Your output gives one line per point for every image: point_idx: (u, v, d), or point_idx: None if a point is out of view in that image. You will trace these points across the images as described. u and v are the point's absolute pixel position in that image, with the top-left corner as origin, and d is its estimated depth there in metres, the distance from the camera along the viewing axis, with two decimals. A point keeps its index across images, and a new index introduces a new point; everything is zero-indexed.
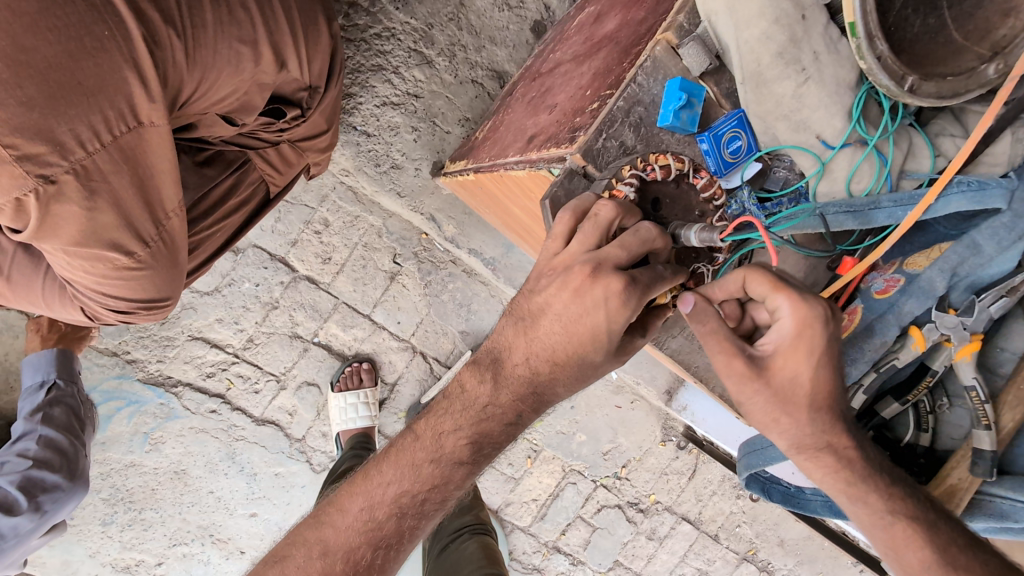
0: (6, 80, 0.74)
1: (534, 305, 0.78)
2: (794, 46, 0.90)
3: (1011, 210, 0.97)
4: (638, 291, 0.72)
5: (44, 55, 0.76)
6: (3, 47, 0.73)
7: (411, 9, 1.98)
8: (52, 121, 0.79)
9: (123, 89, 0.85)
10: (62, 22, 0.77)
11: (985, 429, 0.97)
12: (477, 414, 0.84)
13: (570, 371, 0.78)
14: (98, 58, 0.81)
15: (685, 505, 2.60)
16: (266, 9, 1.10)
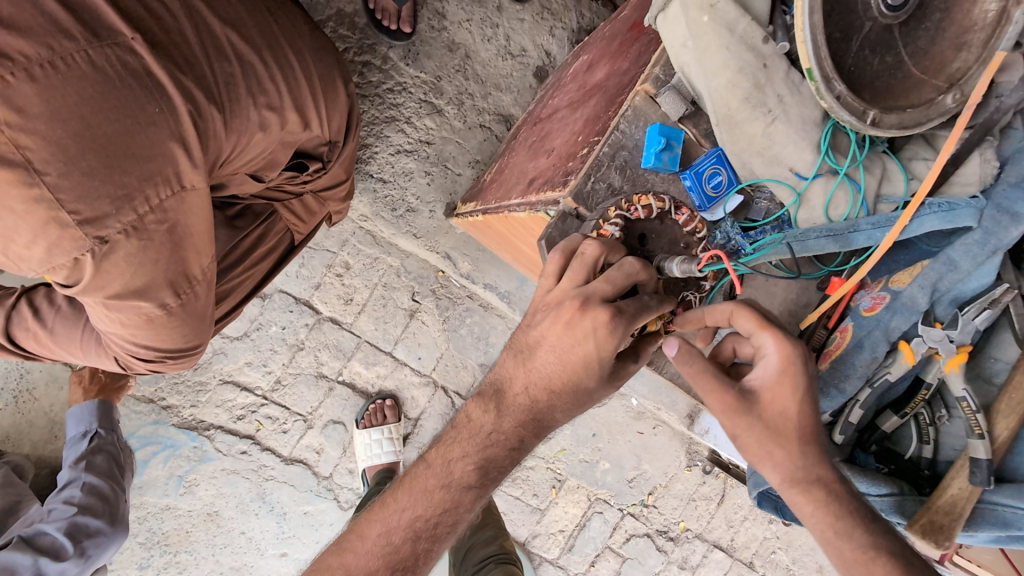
0: (70, 154, 0.84)
1: (531, 338, 0.86)
2: (759, 91, 0.99)
3: (982, 227, 1.03)
4: (625, 320, 0.79)
5: (104, 130, 0.87)
6: (71, 125, 0.84)
7: (421, 64, 2.16)
8: (109, 187, 0.90)
9: (170, 158, 0.96)
10: (120, 102, 0.88)
11: (980, 439, 1.01)
12: (483, 441, 0.90)
13: (566, 397, 0.85)
14: (149, 132, 0.92)
15: (716, 531, 2.58)
16: (291, 78, 1.23)
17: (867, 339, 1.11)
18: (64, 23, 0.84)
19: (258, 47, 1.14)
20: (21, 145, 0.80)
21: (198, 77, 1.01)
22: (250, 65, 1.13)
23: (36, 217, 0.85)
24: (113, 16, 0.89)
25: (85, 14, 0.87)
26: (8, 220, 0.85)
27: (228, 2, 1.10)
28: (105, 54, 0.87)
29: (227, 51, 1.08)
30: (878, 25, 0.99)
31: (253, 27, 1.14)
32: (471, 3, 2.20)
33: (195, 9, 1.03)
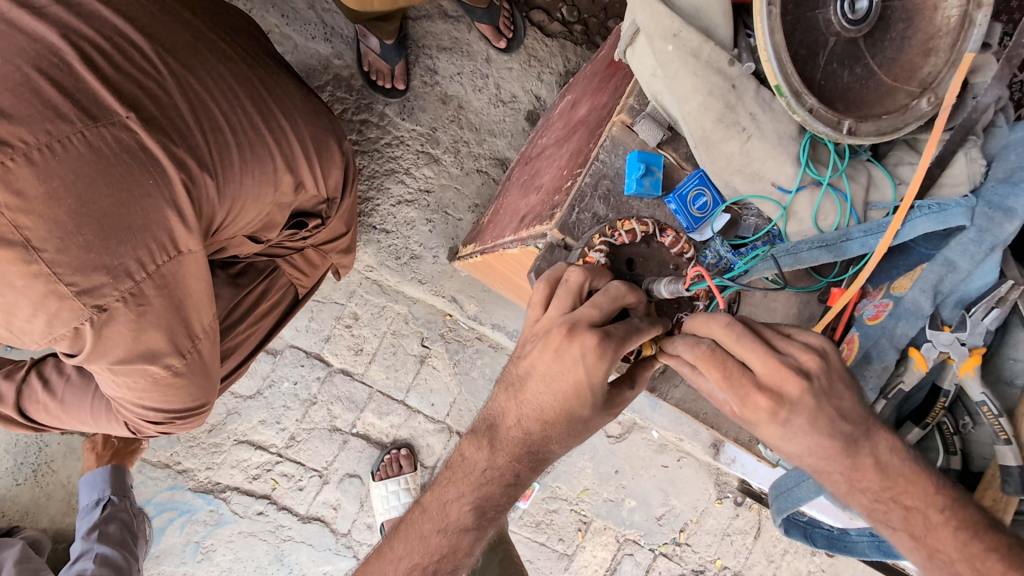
0: (68, 229, 0.89)
1: (521, 369, 0.85)
2: (731, 111, 1.01)
3: (976, 225, 1.02)
4: (613, 343, 0.78)
5: (100, 205, 0.91)
6: (67, 202, 0.88)
7: (416, 117, 2.25)
8: (105, 258, 0.93)
9: (165, 225, 1.00)
10: (114, 177, 0.92)
11: (1007, 444, 0.95)
12: (478, 479, 0.88)
13: (560, 428, 0.83)
14: (144, 202, 0.96)
15: (756, 567, 2.44)
16: (282, 142, 1.28)
17: (875, 349, 1.07)
18: (62, 106, 0.90)
19: (250, 115, 1.20)
20: (20, 225, 0.85)
21: (190, 146, 1.06)
22: (242, 132, 1.18)
23: (36, 290, 0.89)
24: (108, 97, 0.94)
25: (82, 97, 0.93)
26: (11, 295, 0.89)
27: (220, 76, 1.15)
28: (100, 134, 0.92)
29: (219, 121, 1.13)
30: (842, 40, 1.01)
31: (245, 96, 1.20)
32: (461, 57, 2.31)
33: (187, 84, 1.08)
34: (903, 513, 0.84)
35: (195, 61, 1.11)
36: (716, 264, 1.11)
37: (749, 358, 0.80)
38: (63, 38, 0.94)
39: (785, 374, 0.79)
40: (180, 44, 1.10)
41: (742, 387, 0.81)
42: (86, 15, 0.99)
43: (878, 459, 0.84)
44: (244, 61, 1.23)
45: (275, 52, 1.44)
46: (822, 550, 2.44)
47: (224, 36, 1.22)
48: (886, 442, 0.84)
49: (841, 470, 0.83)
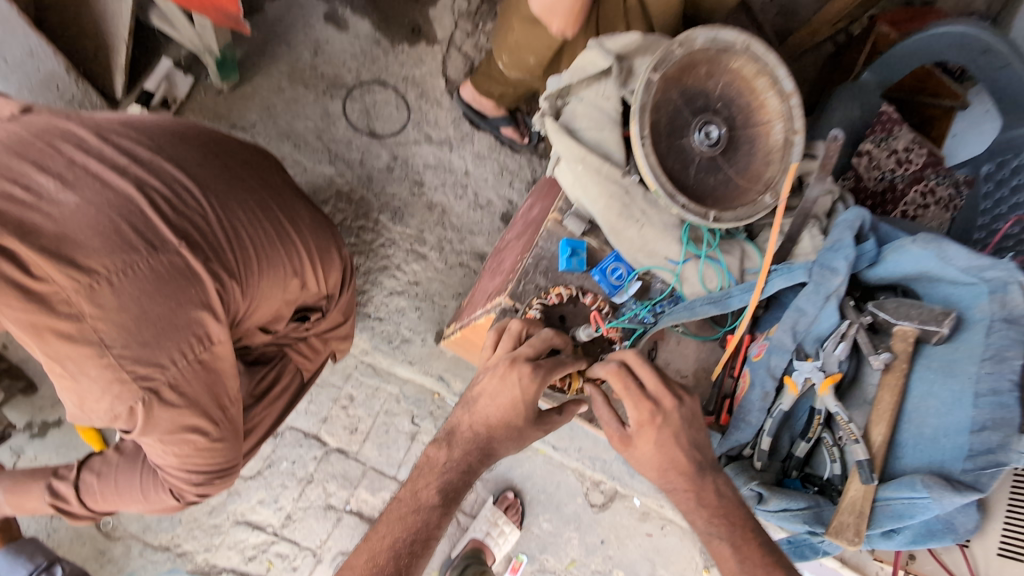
0: (131, 331, 1.23)
1: (472, 392, 1.14)
2: (627, 208, 1.42)
3: (813, 279, 1.38)
4: (542, 370, 1.09)
5: (156, 311, 1.26)
6: (132, 311, 1.23)
7: (406, 222, 2.73)
8: (158, 351, 1.27)
9: (203, 323, 1.33)
10: (167, 290, 1.27)
11: (857, 442, 1.29)
12: (440, 469, 1.11)
13: (502, 430, 1.11)
14: (187, 307, 1.30)
15: None
16: (292, 253, 1.66)
17: (760, 378, 1.39)
18: (135, 240, 1.25)
19: (268, 235, 1.57)
20: (98, 329, 1.20)
21: (223, 262, 1.41)
22: (262, 247, 1.55)
23: (104, 377, 1.23)
24: (167, 232, 1.30)
25: (149, 231, 1.28)
26: (85, 381, 1.24)
27: (247, 206, 1.53)
28: (160, 259, 1.27)
29: (245, 241, 1.50)
30: (704, 157, 1.46)
31: (266, 220, 1.58)
32: (444, 172, 2.83)
33: (223, 216, 1.46)
34: (729, 527, 1.11)
35: (230, 197, 1.50)
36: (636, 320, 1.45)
37: (645, 375, 1.16)
38: (137, 188, 1.30)
39: (665, 390, 1.14)
40: (219, 185, 1.49)
41: (633, 395, 1.14)
42: (154, 169, 1.36)
43: (719, 488, 1.14)
44: (266, 193, 1.63)
45: (290, 178, 1.84)
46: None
47: (253, 173, 1.62)
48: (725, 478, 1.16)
49: (689, 477, 1.13)
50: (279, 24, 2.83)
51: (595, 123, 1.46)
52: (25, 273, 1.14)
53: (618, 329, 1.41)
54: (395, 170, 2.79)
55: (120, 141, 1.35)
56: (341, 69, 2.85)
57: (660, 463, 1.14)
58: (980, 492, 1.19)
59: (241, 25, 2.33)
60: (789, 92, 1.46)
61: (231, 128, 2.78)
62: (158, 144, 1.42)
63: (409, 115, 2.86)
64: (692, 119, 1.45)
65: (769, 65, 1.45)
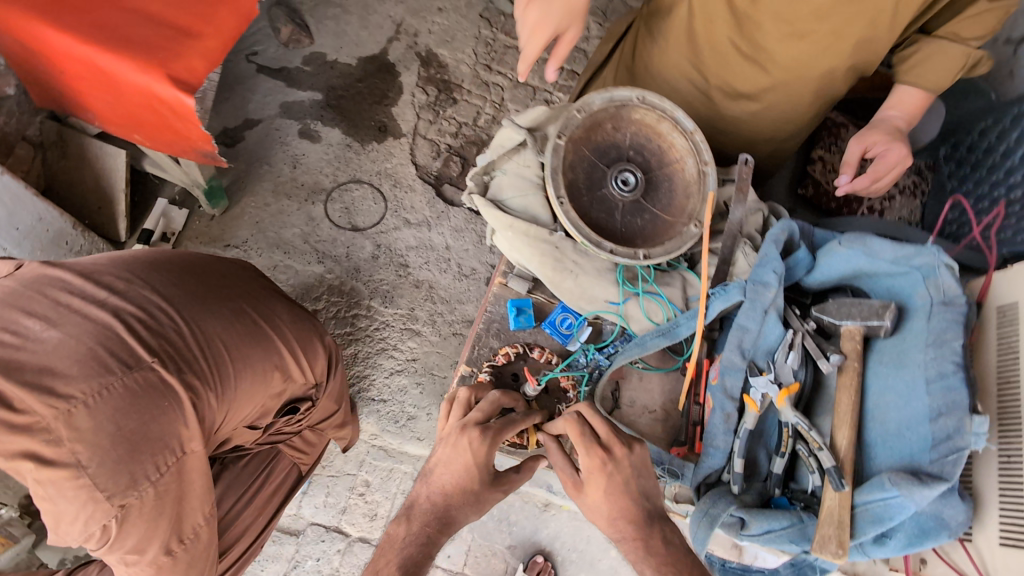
0: (105, 447, 1.38)
1: (428, 464, 1.19)
2: (560, 262, 1.52)
3: (748, 296, 1.43)
4: (490, 433, 1.16)
5: (131, 426, 1.41)
6: (109, 429, 1.39)
7: (397, 303, 2.88)
8: (131, 466, 1.40)
9: (177, 433, 1.48)
10: (140, 406, 1.43)
11: (822, 450, 1.29)
12: (400, 547, 1.09)
13: (458, 495, 1.14)
14: (162, 419, 1.45)
15: None
16: (271, 351, 1.78)
17: (719, 401, 1.41)
18: (112, 363, 1.43)
19: (240, 339, 1.70)
20: (76, 451, 1.36)
21: (196, 372, 1.56)
22: (236, 352, 1.68)
23: (80, 497, 1.37)
24: (142, 353, 1.47)
25: (126, 355, 1.45)
26: (61, 502, 1.37)
27: (221, 316, 1.69)
28: (134, 377, 1.44)
29: (219, 348, 1.64)
30: (626, 202, 1.56)
31: (241, 325, 1.72)
32: (426, 251, 2.99)
33: (196, 329, 1.61)
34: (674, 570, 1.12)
35: (204, 310, 1.66)
36: (588, 365, 1.55)
37: (597, 425, 1.25)
38: (115, 317, 1.48)
39: (615, 437, 1.22)
40: (192, 301, 1.65)
41: (584, 441, 1.20)
42: (132, 296, 1.54)
43: (666, 536, 1.16)
44: (242, 299, 1.77)
45: (273, 281, 2.01)
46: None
47: (228, 283, 1.78)
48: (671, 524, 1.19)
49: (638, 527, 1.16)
50: (260, 148, 3.13)
51: (519, 191, 1.59)
52: (10, 409, 1.32)
53: (569, 379, 1.52)
54: (379, 258, 2.96)
55: (109, 276, 1.55)
56: (319, 175, 3.10)
57: (610, 512, 1.18)
58: (949, 482, 1.16)
59: (219, 160, 2.59)
60: (692, 130, 1.58)
61: (225, 248, 3.02)
62: (138, 272, 1.61)
63: (386, 206, 3.06)
64: (609, 169, 1.57)
65: (667, 110, 1.58)
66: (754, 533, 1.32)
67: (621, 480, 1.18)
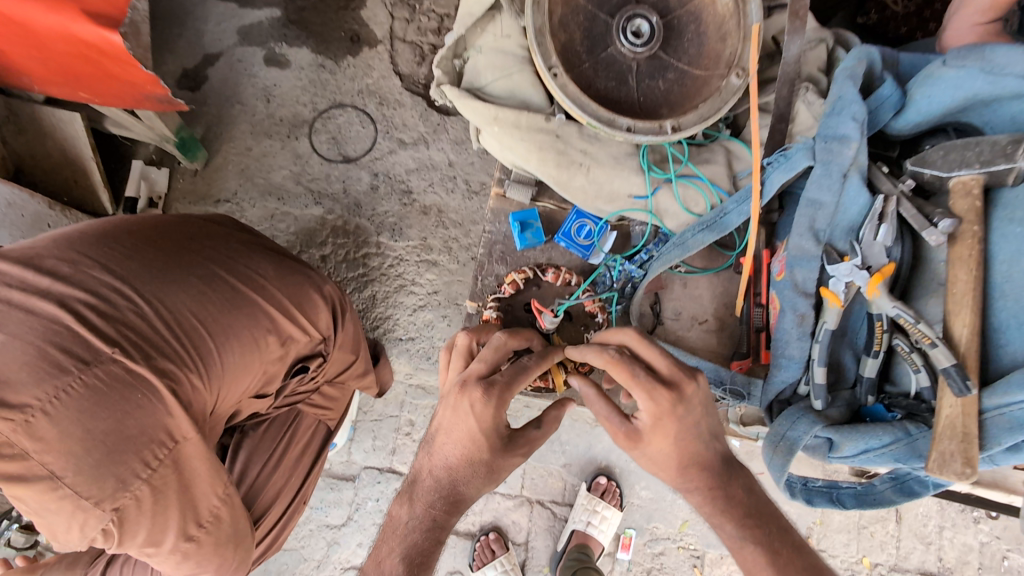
0: (79, 454, 1.20)
1: (430, 430, 1.03)
2: (563, 155, 1.29)
3: (820, 161, 1.13)
4: (495, 390, 0.94)
5: (102, 427, 1.22)
6: (78, 433, 1.20)
7: (407, 234, 2.59)
8: (113, 468, 1.22)
9: (161, 424, 1.28)
10: (109, 403, 1.23)
11: (934, 346, 1.00)
12: (403, 531, 0.99)
13: (464, 468, 0.98)
14: (137, 413, 1.25)
15: (914, 555, 2.23)
16: (258, 314, 1.51)
17: (788, 301, 1.15)
18: (64, 360, 1.22)
19: (216, 308, 1.44)
20: (46, 463, 1.18)
21: (169, 355, 1.33)
22: (214, 323, 1.43)
23: (65, 508, 1.21)
24: (99, 343, 1.25)
25: (80, 349, 1.24)
26: (48, 514, 1.22)
27: (189, 284, 1.43)
28: (93, 373, 1.23)
29: (192, 323, 1.40)
30: (641, 60, 1.21)
31: (215, 290, 1.46)
32: (428, 171, 2.65)
33: (160, 305, 1.37)
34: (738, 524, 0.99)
35: (166, 282, 1.40)
36: (614, 283, 1.37)
37: (655, 359, 1.02)
38: (60, 307, 1.26)
39: (681, 375, 1.00)
40: (150, 273, 1.39)
41: (645, 385, 0.98)
42: (78, 280, 1.31)
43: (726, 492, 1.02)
44: (212, 261, 1.50)
45: (258, 236, 1.74)
46: (982, 514, 2.21)
47: (194, 245, 1.51)
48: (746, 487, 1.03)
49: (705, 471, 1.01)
50: (227, 88, 2.69)
51: (501, 70, 1.31)
52: None
53: (595, 300, 1.35)
54: (380, 188, 2.63)
55: (50, 261, 1.32)
56: (298, 107, 2.69)
57: (669, 461, 1.01)
58: None
59: (177, 105, 2.16)
60: None
61: (217, 204, 2.64)
62: (82, 252, 1.36)
63: (376, 127, 2.68)
64: (613, 19, 1.21)
65: None
66: (845, 455, 1.10)
67: (674, 432, 0.99)
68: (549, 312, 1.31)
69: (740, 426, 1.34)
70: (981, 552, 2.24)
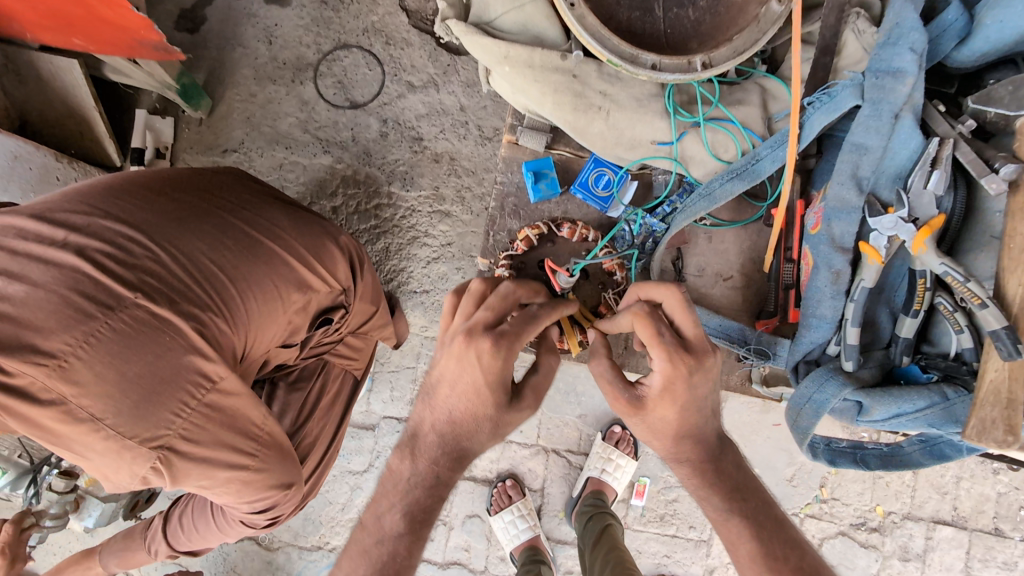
0: (116, 396, 1.13)
1: (432, 378, 0.99)
2: (581, 97, 1.22)
3: (869, 99, 1.07)
4: (506, 340, 0.91)
5: (134, 370, 1.15)
6: (111, 377, 1.12)
7: (418, 184, 2.50)
8: (153, 409, 1.17)
9: (194, 365, 1.23)
10: (139, 347, 1.16)
11: (984, 308, 0.94)
12: (405, 485, 0.97)
13: (466, 421, 0.97)
14: (168, 355, 1.19)
15: (930, 504, 2.21)
16: (277, 263, 1.44)
17: (823, 256, 1.10)
18: (88, 307, 1.14)
19: (235, 255, 1.38)
20: (86, 406, 1.10)
21: (194, 300, 1.27)
22: (234, 271, 1.37)
23: (111, 449, 1.15)
24: (120, 289, 1.19)
25: (103, 295, 1.17)
26: (96, 456, 1.16)
27: (205, 233, 1.36)
28: (120, 318, 1.16)
29: (213, 271, 1.33)
30: None
31: (231, 239, 1.39)
32: (438, 116, 2.52)
33: (179, 253, 1.30)
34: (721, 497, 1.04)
35: (182, 230, 1.33)
36: (644, 229, 1.32)
37: (685, 323, 1.00)
38: (79, 256, 1.18)
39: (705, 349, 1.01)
40: (164, 222, 1.32)
41: (667, 346, 0.96)
42: (93, 231, 1.23)
43: (722, 468, 1.07)
44: (226, 211, 1.42)
45: (267, 185, 1.64)
46: (1002, 465, 2.17)
47: (205, 195, 1.43)
48: (734, 460, 1.09)
49: (692, 449, 1.06)
50: (226, 28, 2.56)
51: (512, 3, 1.23)
52: None
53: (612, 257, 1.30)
54: (389, 135, 2.52)
55: (61, 214, 1.24)
56: (301, 48, 2.55)
57: (670, 430, 1.04)
58: None
59: (173, 53, 2.15)
60: None
61: (224, 155, 2.55)
62: (92, 204, 1.28)
63: (383, 70, 2.54)
64: None
65: None
66: (875, 419, 1.07)
67: (679, 404, 1.00)
68: (563, 270, 1.29)
69: (764, 386, 1.36)
70: (998, 501, 2.21)
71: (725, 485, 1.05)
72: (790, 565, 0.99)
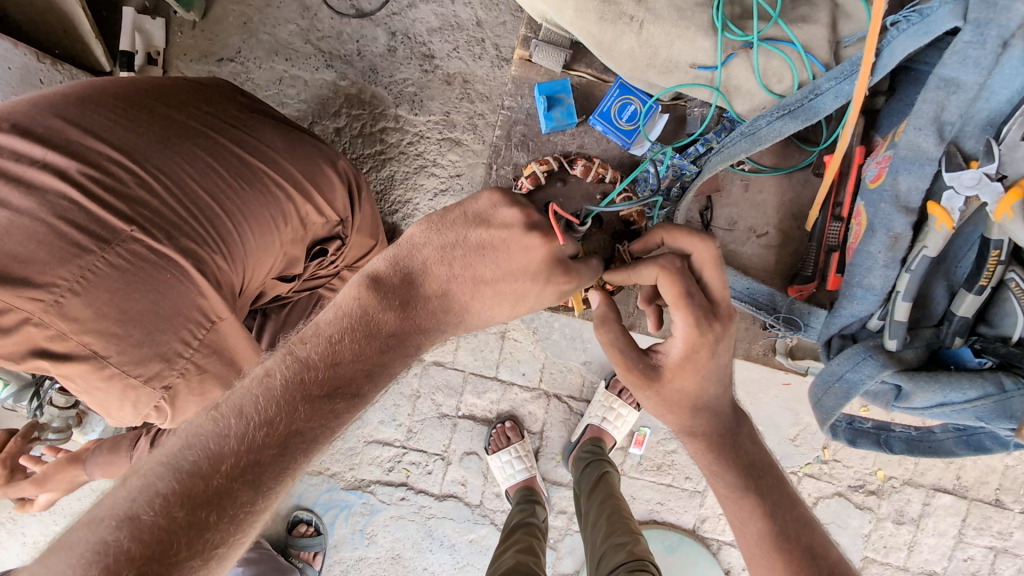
0: (119, 335, 1.07)
1: (486, 239, 1.01)
2: (611, 5, 1.06)
3: (971, 22, 1.00)
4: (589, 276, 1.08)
5: (136, 308, 1.08)
6: (111, 314, 1.06)
7: (428, 108, 2.27)
8: (155, 347, 1.10)
9: (195, 304, 1.14)
10: (136, 287, 1.08)
11: None
12: (383, 342, 0.95)
13: (482, 300, 1.04)
14: (170, 294, 1.11)
15: (932, 472, 2.15)
16: (277, 191, 1.26)
17: (879, 214, 1.07)
18: (79, 239, 1.05)
19: (231, 183, 1.20)
20: (88, 343, 1.05)
21: (188, 234, 1.14)
22: (230, 202, 1.20)
23: (116, 386, 1.11)
24: (112, 219, 1.08)
25: (94, 227, 1.07)
26: (101, 394, 1.12)
27: (194, 156, 1.18)
28: (115, 254, 1.07)
29: (205, 200, 1.18)
30: None
31: (225, 164, 1.21)
32: (451, 31, 2.26)
33: (170, 179, 1.15)
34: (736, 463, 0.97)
35: (169, 153, 1.16)
36: (672, 172, 1.20)
37: (716, 279, 0.92)
38: (65, 181, 1.06)
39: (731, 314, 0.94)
40: (148, 144, 1.15)
41: (695, 308, 0.89)
42: (73, 150, 1.08)
43: (738, 436, 0.99)
44: (217, 131, 1.23)
45: (262, 101, 1.43)
46: None
47: (191, 110, 1.23)
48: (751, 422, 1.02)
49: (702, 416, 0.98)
50: None
51: None
52: None
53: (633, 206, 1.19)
54: (398, 50, 2.27)
55: (35, 127, 1.08)
56: None
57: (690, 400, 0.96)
58: None
59: None
60: None
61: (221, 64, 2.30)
62: (66, 117, 1.10)
63: None
64: None
65: None
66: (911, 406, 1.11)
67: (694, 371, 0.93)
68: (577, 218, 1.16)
69: (790, 359, 1.37)
70: (1003, 473, 2.14)
71: (741, 453, 0.98)
72: (801, 543, 0.91)
